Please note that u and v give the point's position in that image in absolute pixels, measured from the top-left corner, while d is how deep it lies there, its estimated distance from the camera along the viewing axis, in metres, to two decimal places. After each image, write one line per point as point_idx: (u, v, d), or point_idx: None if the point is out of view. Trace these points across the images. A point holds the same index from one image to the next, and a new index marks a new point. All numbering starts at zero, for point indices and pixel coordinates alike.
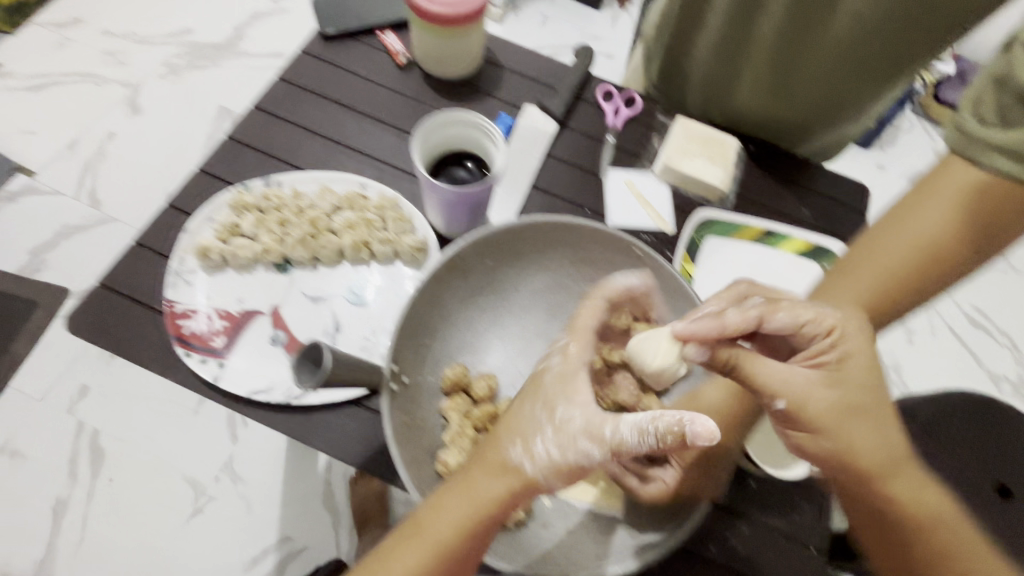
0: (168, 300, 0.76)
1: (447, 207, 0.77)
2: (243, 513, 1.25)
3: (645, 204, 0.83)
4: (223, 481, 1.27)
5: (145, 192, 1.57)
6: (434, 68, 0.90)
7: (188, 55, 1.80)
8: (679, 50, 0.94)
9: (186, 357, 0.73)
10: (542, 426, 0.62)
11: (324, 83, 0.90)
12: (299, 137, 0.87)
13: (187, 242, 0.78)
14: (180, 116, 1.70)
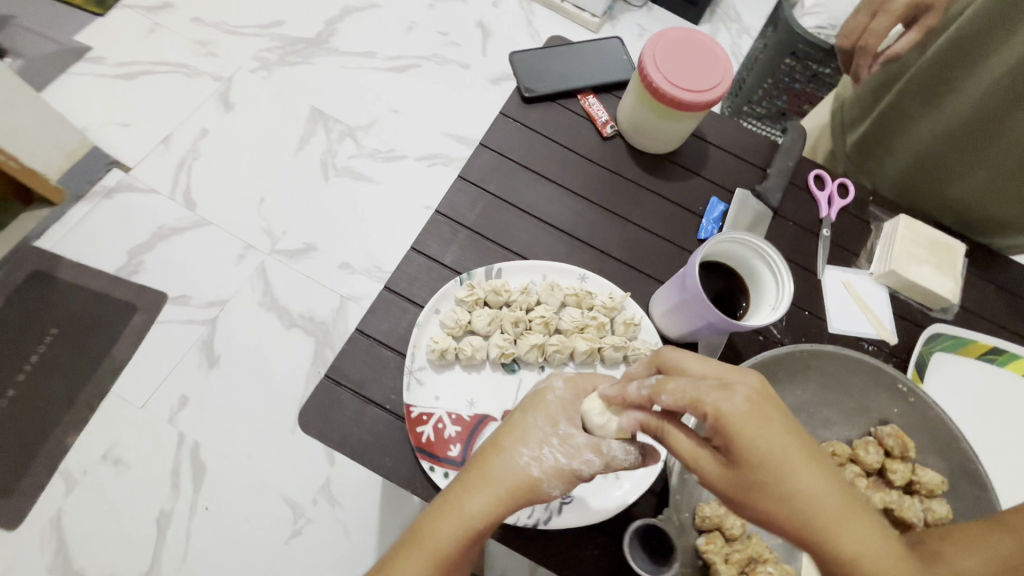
0: (407, 405, 0.57)
1: (700, 325, 0.58)
2: (340, 538, 1.25)
3: (866, 311, 0.70)
4: (321, 503, 1.27)
5: (239, 196, 1.53)
6: (640, 142, 0.72)
7: (279, 50, 1.75)
8: (898, 124, 0.93)
9: (430, 475, 0.55)
10: (550, 433, 0.55)
11: (525, 147, 0.71)
12: (498, 211, 0.68)
13: (417, 337, 0.59)
14: (272, 115, 1.65)
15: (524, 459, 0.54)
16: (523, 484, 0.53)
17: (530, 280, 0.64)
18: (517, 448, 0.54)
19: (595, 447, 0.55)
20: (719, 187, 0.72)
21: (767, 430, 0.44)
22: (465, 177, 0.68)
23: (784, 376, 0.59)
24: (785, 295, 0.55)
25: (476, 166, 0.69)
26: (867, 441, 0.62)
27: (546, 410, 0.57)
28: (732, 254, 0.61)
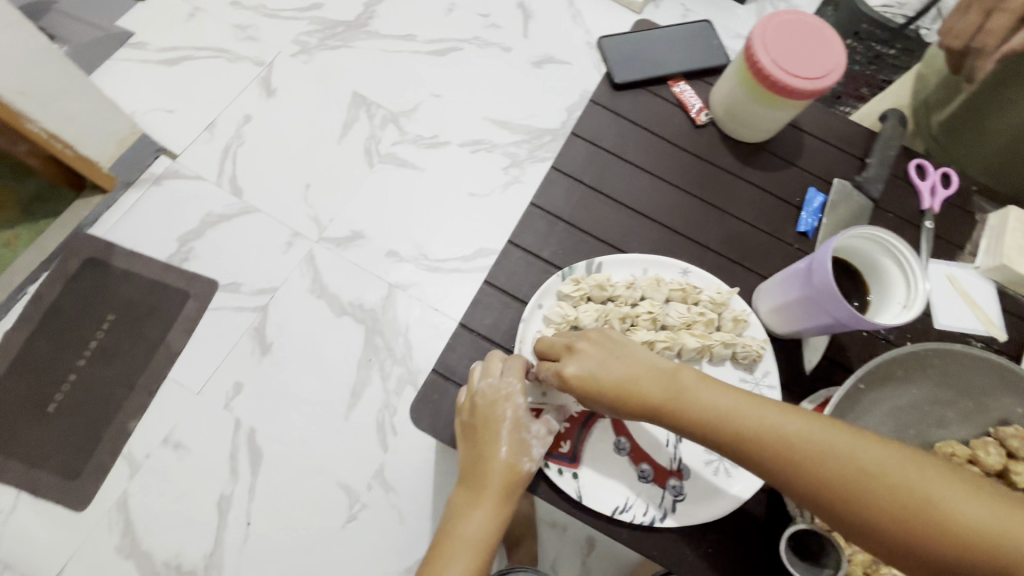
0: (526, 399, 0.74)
1: (808, 312, 0.65)
2: (396, 522, 1.27)
3: (974, 307, 0.75)
4: (375, 489, 1.29)
5: (285, 184, 1.53)
6: (738, 132, 0.81)
7: (319, 34, 1.72)
8: (992, 107, 1.00)
9: (547, 472, 0.74)
10: (520, 435, 0.70)
11: (626, 144, 0.82)
12: (602, 206, 0.80)
13: (524, 331, 0.72)
14: (314, 101, 1.64)
15: (528, 465, 0.69)
16: (519, 479, 0.69)
17: (632, 275, 0.74)
18: (499, 455, 0.68)
19: (547, 429, 0.71)
20: (817, 177, 0.80)
21: (604, 365, 0.63)
22: (570, 175, 0.81)
23: (903, 372, 0.63)
24: (921, 296, 0.60)
25: (579, 164, 0.81)
26: (988, 442, 0.66)
27: (511, 424, 0.69)
28: (858, 241, 0.65)
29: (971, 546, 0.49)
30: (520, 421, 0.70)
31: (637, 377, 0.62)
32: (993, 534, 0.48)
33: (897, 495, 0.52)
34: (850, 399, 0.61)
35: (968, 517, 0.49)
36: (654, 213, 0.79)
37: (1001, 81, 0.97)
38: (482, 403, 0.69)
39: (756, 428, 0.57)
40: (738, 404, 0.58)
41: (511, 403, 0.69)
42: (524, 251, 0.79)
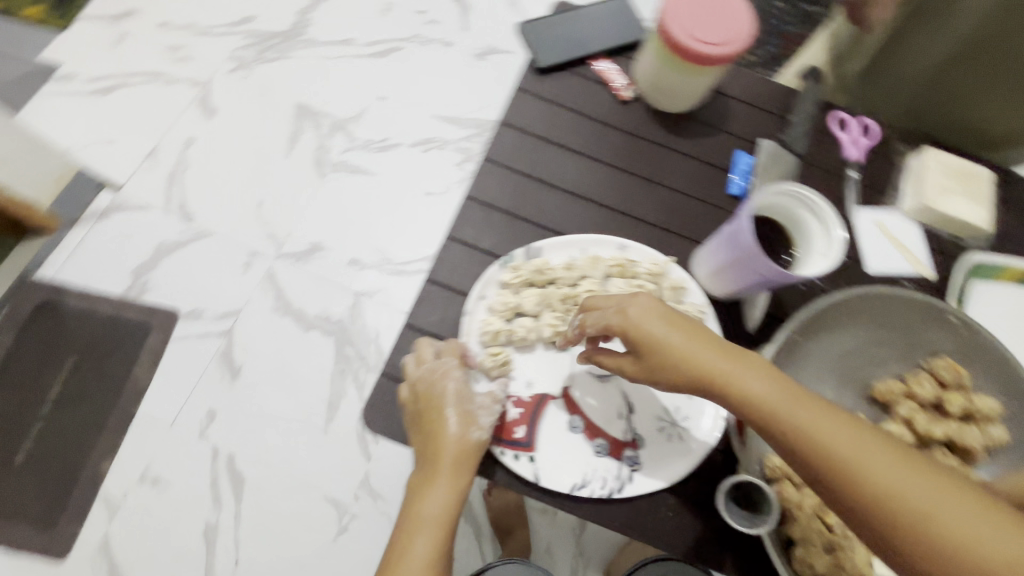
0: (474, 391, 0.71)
1: (740, 274, 0.66)
2: (387, 527, 1.27)
3: (902, 249, 0.75)
4: (363, 498, 1.29)
5: (238, 205, 1.50)
6: (660, 100, 0.81)
7: (255, 47, 1.69)
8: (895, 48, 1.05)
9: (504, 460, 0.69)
10: (464, 414, 0.68)
11: (557, 126, 0.81)
12: (539, 191, 0.79)
13: (468, 324, 0.72)
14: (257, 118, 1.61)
15: (478, 434, 0.67)
16: (471, 451, 0.67)
17: (570, 257, 0.75)
18: (449, 436, 0.67)
19: (494, 397, 0.70)
20: (743, 140, 0.80)
21: (663, 327, 0.60)
22: (502, 162, 0.79)
23: (841, 318, 0.65)
24: (839, 243, 0.61)
25: (511, 150, 0.80)
26: (923, 375, 0.66)
27: (457, 399, 0.69)
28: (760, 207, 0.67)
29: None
30: (462, 397, 0.69)
31: (697, 351, 0.58)
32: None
33: (926, 521, 0.45)
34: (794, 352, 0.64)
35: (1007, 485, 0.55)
36: (588, 195, 0.79)
37: (902, 33, 1.04)
38: (423, 389, 0.68)
39: (813, 425, 0.51)
40: (778, 391, 0.54)
41: (445, 379, 0.68)
42: (462, 244, 0.77)
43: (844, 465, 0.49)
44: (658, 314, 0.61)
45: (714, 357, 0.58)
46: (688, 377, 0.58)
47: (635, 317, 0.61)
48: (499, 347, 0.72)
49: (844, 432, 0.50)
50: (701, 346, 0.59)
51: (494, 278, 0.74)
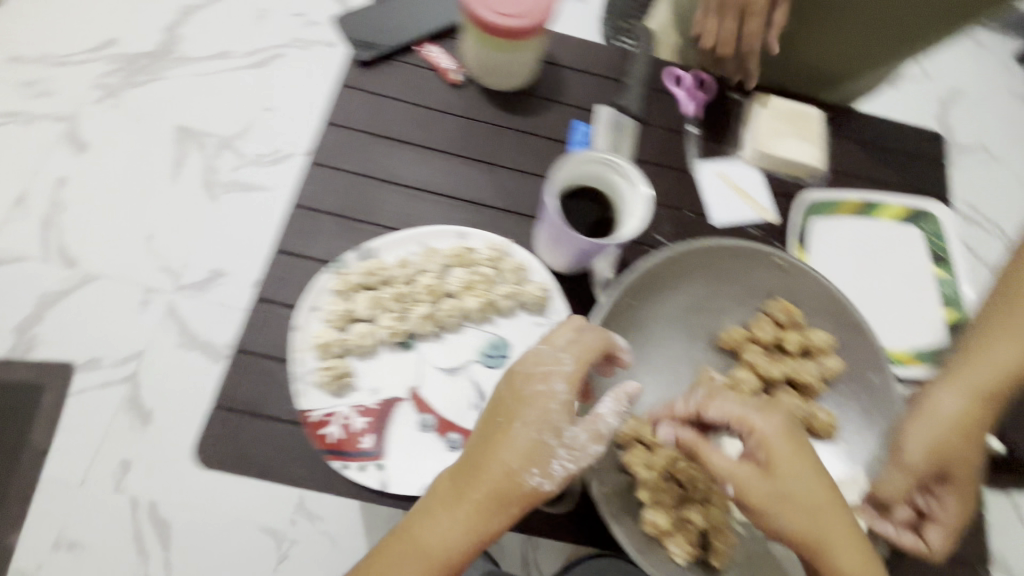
0: (305, 412, 0.66)
1: (567, 249, 0.71)
2: (328, 547, 1.24)
3: (744, 196, 0.86)
4: (300, 522, 1.25)
5: (125, 243, 1.41)
6: (496, 79, 0.83)
7: (122, 72, 1.57)
8: None
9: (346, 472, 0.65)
10: (545, 455, 0.61)
11: (389, 120, 0.81)
12: (383, 189, 0.78)
13: (302, 339, 0.69)
14: (134, 147, 1.50)
15: (537, 482, 0.61)
16: (517, 492, 0.60)
17: (408, 254, 0.75)
18: (499, 459, 0.61)
19: (595, 434, 0.63)
20: (576, 111, 0.85)
21: (789, 448, 0.62)
22: (341, 167, 0.78)
23: (670, 280, 0.78)
24: (643, 198, 0.70)
25: (347, 152, 0.79)
26: (763, 319, 0.80)
27: (534, 413, 0.62)
28: (568, 179, 0.72)
29: (961, 435, 0.73)
30: (552, 419, 0.62)
31: (808, 490, 0.62)
32: (1005, 366, 0.74)
33: None
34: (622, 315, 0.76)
35: (921, 444, 0.73)
36: (435, 187, 0.80)
37: None
38: (510, 392, 0.64)
39: (801, 484, 0.62)
40: (824, 511, 0.62)
41: (551, 384, 0.63)
42: (307, 259, 0.75)
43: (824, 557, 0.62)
44: (787, 441, 0.62)
45: (768, 435, 0.63)
46: (786, 536, 0.62)
47: (769, 439, 0.63)
48: (335, 358, 0.69)
49: (810, 483, 0.62)
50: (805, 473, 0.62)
51: (327, 286, 0.72)
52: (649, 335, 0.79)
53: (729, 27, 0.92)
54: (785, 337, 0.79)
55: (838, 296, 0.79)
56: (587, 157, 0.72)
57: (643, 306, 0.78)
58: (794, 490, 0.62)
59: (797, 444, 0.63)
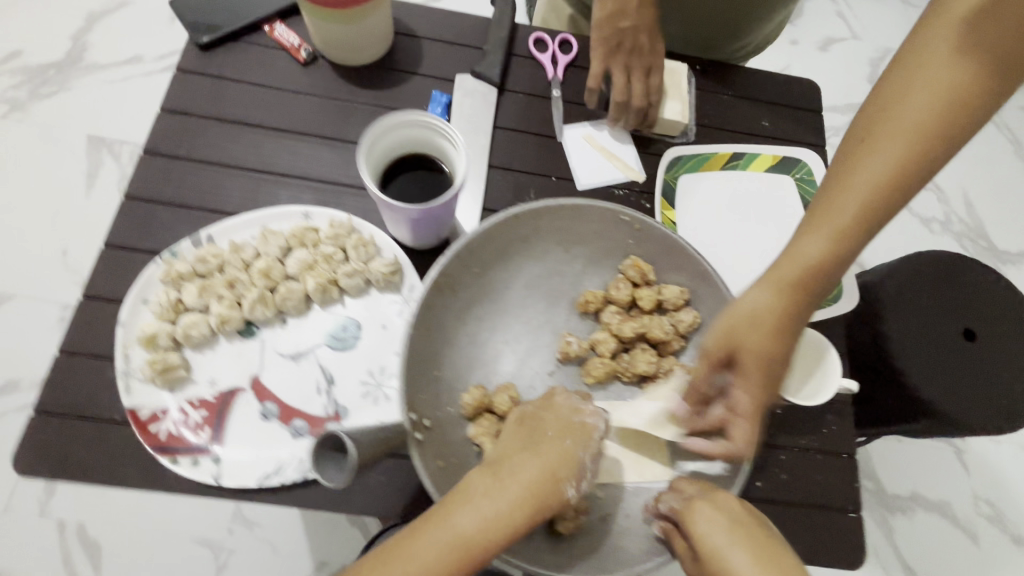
0: (130, 410, 0.50)
1: (414, 223, 0.53)
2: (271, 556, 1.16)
3: (609, 157, 0.67)
4: (237, 530, 1.21)
5: (38, 263, 1.32)
6: (341, 57, 0.65)
7: (44, 99, 1.47)
8: None
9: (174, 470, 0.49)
10: (583, 452, 0.47)
11: (218, 99, 0.63)
12: (198, 173, 0.59)
13: (125, 336, 0.51)
14: (45, 162, 1.40)
15: (572, 492, 0.45)
16: (554, 506, 0.44)
17: (245, 236, 0.56)
18: (554, 453, 0.46)
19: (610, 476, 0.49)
20: (438, 79, 0.67)
21: (722, 516, 0.44)
22: (145, 149, 0.59)
23: (510, 243, 0.54)
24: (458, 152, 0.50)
25: (158, 134, 0.60)
26: (615, 279, 0.57)
27: (572, 433, 0.48)
28: (381, 153, 0.52)
29: (816, 273, 0.47)
30: (592, 446, 0.48)
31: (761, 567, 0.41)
32: (929, 124, 0.45)
33: None
34: (462, 285, 0.53)
35: (816, 251, 0.48)
36: (278, 165, 0.61)
37: None
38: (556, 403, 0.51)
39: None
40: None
41: (593, 415, 0.50)
42: (107, 245, 0.56)
43: None
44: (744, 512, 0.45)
45: (721, 546, 0.43)
46: None
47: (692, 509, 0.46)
48: (162, 351, 0.51)
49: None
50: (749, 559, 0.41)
51: (152, 276, 0.53)
52: (501, 302, 0.56)
53: (636, 79, 0.66)
54: (639, 301, 0.56)
55: (713, 271, 0.54)
56: (395, 117, 0.50)
57: (489, 276, 0.55)
58: (730, 566, 0.42)
59: (733, 508, 0.45)
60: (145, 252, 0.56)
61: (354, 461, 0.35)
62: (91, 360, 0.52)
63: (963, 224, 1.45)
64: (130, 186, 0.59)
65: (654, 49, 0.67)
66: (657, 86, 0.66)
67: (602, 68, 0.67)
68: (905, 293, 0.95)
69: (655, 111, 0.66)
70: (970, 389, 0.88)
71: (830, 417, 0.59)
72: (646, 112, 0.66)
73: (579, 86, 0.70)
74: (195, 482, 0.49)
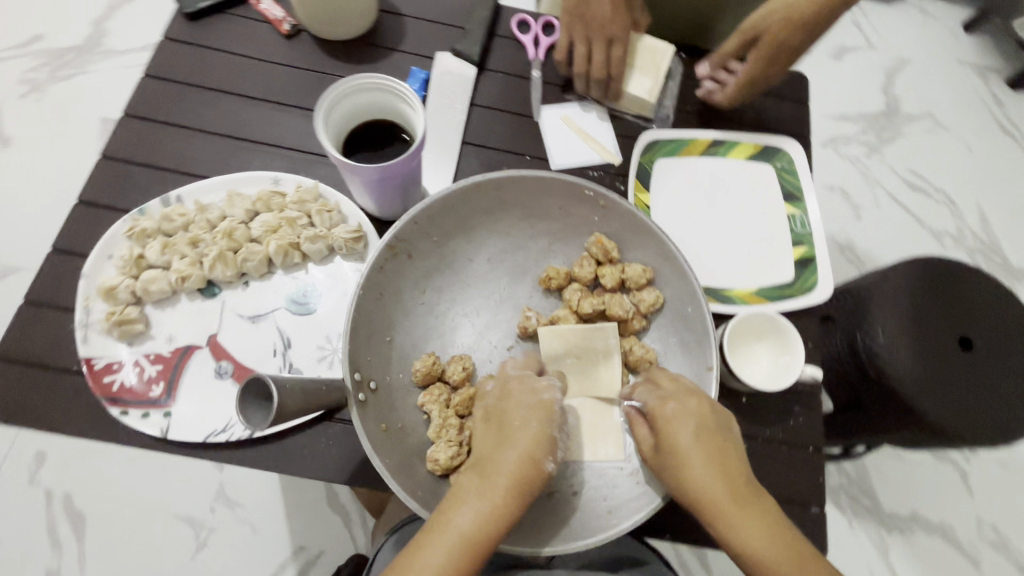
0: (87, 359, 0.52)
1: (375, 190, 0.53)
2: (249, 537, 1.04)
3: (586, 138, 0.66)
4: (219, 509, 1.05)
5: (31, 217, 1.19)
6: (322, 31, 0.66)
7: (48, 66, 1.33)
8: None
9: (124, 421, 0.51)
10: (550, 428, 0.46)
11: (201, 69, 0.65)
12: (176, 139, 0.62)
13: (87, 288, 0.54)
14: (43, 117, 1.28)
15: (551, 467, 0.45)
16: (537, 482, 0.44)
17: (214, 200, 0.58)
18: (524, 428, 0.46)
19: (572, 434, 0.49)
20: (418, 56, 0.67)
21: (687, 430, 0.46)
22: (126, 113, 0.62)
23: (471, 214, 0.54)
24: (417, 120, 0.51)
25: (139, 99, 0.63)
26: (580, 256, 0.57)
27: (535, 409, 0.47)
28: (344, 115, 0.52)
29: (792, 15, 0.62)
30: (555, 417, 0.47)
31: (708, 479, 0.44)
32: None
33: None
34: (420, 253, 0.53)
35: (770, 14, 0.64)
36: (254, 133, 0.63)
37: None
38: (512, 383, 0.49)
39: (699, 488, 0.44)
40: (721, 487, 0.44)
41: (546, 387, 0.48)
42: (89, 205, 0.59)
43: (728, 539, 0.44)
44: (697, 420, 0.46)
45: (689, 451, 0.45)
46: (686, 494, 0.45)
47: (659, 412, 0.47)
48: (122, 306, 0.53)
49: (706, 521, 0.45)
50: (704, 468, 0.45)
51: (119, 234, 0.56)
52: (459, 273, 0.56)
53: (599, 51, 0.64)
54: (602, 278, 0.56)
55: (680, 255, 0.52)
56: (354, 80, 0.50)
57: (447, 246, 0.55)
58: (692, 474, 0.45)
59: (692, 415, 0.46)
60: (122, 213, 0.59)
61: (277, 407, 0.37)
62: (56, 312, 0.55)
63: (976, 239, 1.40)
64: (112, 149, 0.61)
65: (620, 18, 0.64)
66: (620, 58, 0.64)
67: (566, 37, 0.66)
68: (899, 295, 0.82)
69: (615, 85, 0.65)
70: (966, 408, 0.76)
71: (797, 409, 0.58)
72: (606, 87, 0.66)
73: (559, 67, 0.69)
74: (146, 436, 0.51)
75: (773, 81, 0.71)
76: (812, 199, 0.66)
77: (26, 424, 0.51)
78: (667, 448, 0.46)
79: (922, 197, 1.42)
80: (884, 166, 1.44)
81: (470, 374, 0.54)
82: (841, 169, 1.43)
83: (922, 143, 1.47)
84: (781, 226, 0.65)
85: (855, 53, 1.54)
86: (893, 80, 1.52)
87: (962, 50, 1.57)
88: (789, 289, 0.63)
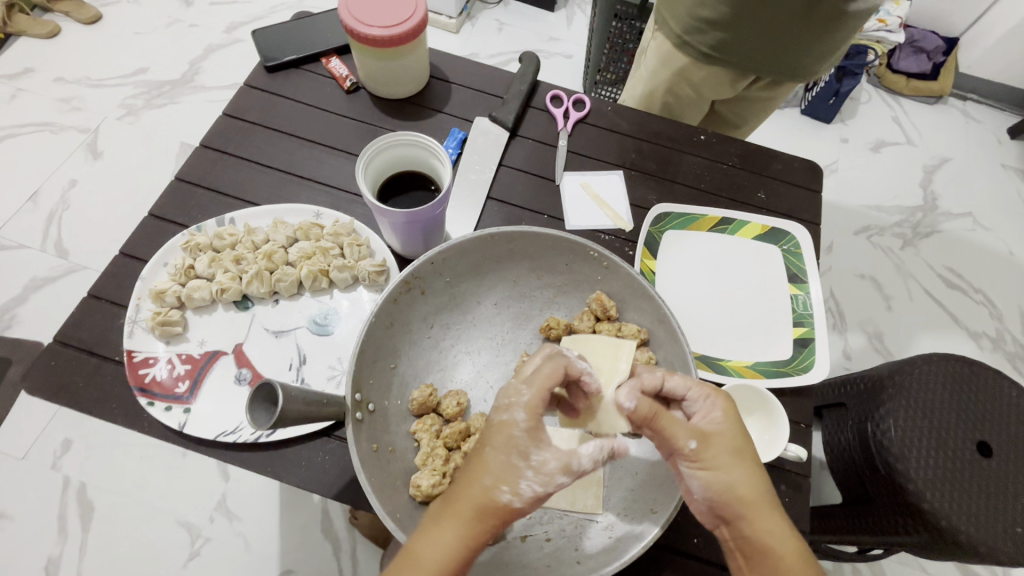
0: (128, 351, 0.58)
1: (400, 230, 0.59)
2: (241, 554, 1.05)
3: (602, 205, 0.71)
4: (218, 520, 1.07)
5: (108, 225, 1.33)
6: (378, 89, 0.75)
7: (146, 95, 1.51)
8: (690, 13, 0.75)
9: (148, 411, 0.56)
10: (516, 460, 0.44)
11: (270, 112, 0.74)
12: (239, 168, 0.71)
13: (140, 290, 0.61)
14: (135, 139, 1.45)
15: (506, 498, 0.44)
16: (503, 517, 0.44)
17: (261, 225, 0.66)
18: (514, 463, 0.44)
19: (566, 465, 0.45)
20: (458, 118, 0.75)
21: (733, 434, 0.48)
22: (203, 143, 0.71)
23: (484, 261, 0.59)
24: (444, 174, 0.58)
25: (216, 132, 0.72)
26: (581, 312, 0.61)
27: (500, 437, 0.46)
28: (384, 162, 0.60)
29: None
30: (517, 444, 0.45)
31: (746, 472, 0.47)
32: None
33: None
34: (434, 289, 0.58)
35: None
36: (306, 171, 0.71)
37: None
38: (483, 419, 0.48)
39: (737, 483, 0.46)
40: (756, 477, 0.47)
41: (509, 410, 0.46)
42: (155, 218, 0.67)
43: (762, 544, 0.45)
44: (736, 428, 0.48)
45: (734, 449, 0.47)
46: (727, 496, 0.46)
47: (715, 417, 0.48)
48: (165, 308, 0.60)
49: (765, 522, 0.45)
50: (741, 465, 0.47)
51: (176, 245, 0.64)
52: (471, 312, 0.61)
53: None
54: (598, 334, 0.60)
55: (674, 320, 0.55)
56: (390, 136, 0.58)
57: (469, 287, 0.60)
58: (732, 469, 0.46)
59: (737, 426, 0.49)
60: (182, 227, 0.67)
61: (279, 409, 0.42)
62: (109, 306, 0.62)
63: (1016, 344, 1.35)
64: (183, 171, 0.70)
65: None
66: None
67: None
68: (916, 390, 0.78)
69: None
70: (980, 519, 0.72)
71: (783, 488, 0.59)
72: None
73: (584, 139, 0.76)
74: (165, 428, 0.56)
75: (784, 173, 0.75)
76: (816, 283, 0.68)
77: (66, 404, 0.58)
78: (725, 448, 0.47)
79: (958, 296, 1.39)
80: (919, 260, 1.43)
81: (463, 410, 0.58)
82: (872, 259, 1.43)
83: (960, 241, 1.46)
84: (783, 305, 0.68)
85: (893, 147, 1.57)
86: (932, 177, 1.53)
87: (1005, 154, 1.57)
88: (786, 367, 0.64)
